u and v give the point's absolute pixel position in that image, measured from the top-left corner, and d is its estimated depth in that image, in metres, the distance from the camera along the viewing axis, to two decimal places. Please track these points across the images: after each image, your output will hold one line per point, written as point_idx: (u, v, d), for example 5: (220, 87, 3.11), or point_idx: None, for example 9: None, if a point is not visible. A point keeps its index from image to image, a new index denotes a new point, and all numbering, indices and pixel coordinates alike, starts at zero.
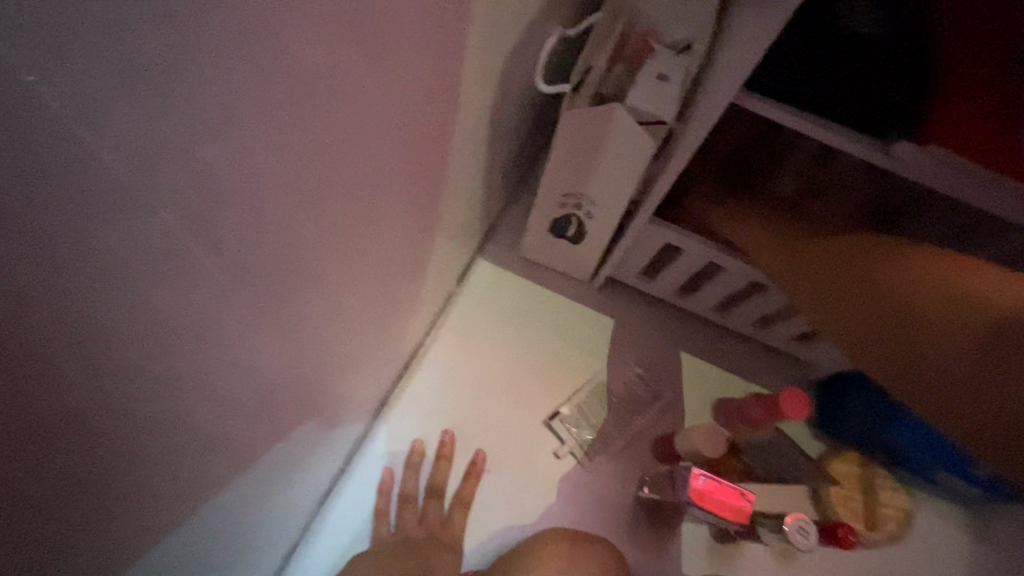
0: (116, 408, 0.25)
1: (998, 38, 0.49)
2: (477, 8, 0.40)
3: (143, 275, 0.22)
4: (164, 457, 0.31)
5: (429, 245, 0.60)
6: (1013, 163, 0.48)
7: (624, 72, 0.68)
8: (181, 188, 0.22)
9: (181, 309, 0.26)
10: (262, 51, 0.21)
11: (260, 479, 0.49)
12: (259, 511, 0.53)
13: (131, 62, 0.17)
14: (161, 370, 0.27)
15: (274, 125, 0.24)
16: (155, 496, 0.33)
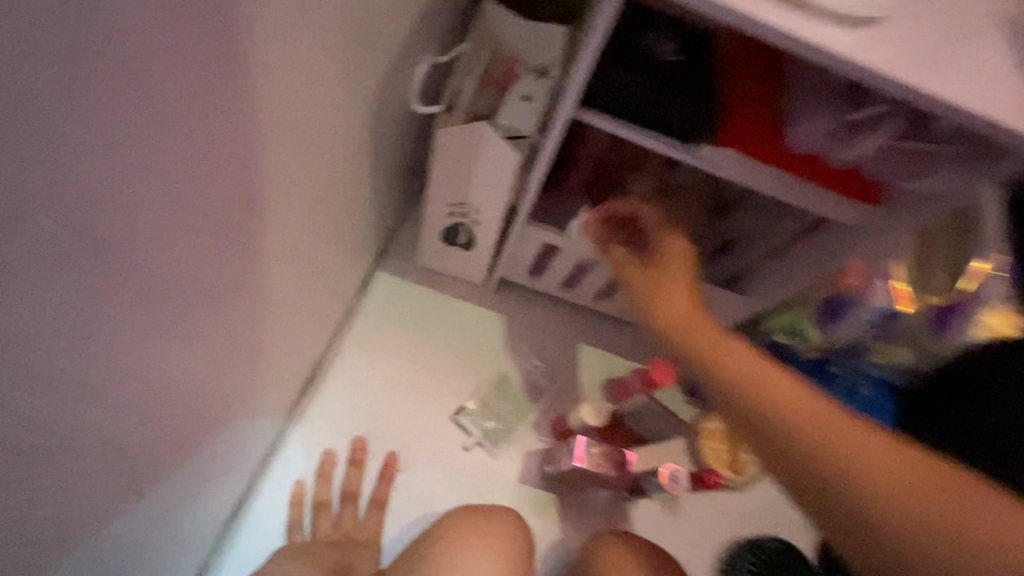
0: None
1: (769, 68, 0.60)
2: (321, 65, 0.45)
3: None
4: (44, 491, 0.35)
5: (313, 268, 0.65)
6: (789, 164, 0.58)
7: (489, 93, 0.73)
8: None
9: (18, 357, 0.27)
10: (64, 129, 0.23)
11: (163, 506, 0.54)
12: (164, 535, 0.57)
13: None
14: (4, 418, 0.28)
15: (79, 186, 0.26)
16: (33, 525, 0.36)
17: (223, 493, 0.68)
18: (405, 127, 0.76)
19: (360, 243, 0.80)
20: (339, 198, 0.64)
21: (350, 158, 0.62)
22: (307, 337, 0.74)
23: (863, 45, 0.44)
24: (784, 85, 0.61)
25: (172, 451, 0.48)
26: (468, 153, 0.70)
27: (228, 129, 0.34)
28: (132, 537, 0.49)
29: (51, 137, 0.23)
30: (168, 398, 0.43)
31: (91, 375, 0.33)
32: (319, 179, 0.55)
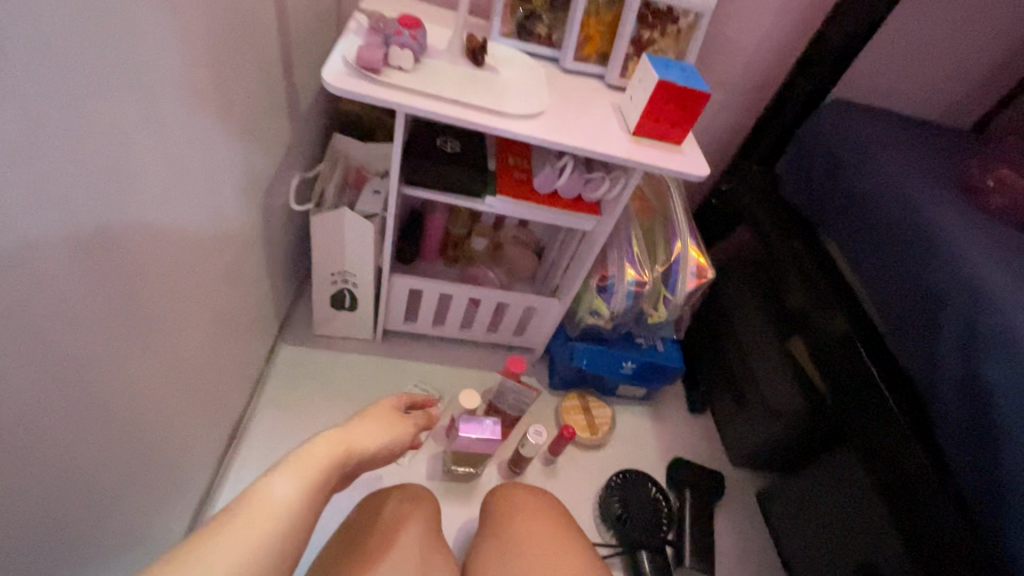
0: (25, 392, 0.46)
1: (518, 148, 0.99)
2: (222, 179, 0.73)
3: (39, 311, 0.46)
4: (52, 454, 0.51)
5: (225, 330, 0.86)
6: (542, 198, 0.94)
7: (348, 193, 1.04)
8: (52, 264, 0.46)
9: (58, 335, 0.48)
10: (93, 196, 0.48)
11: (116, 522, 0.65)
12: (116, 556, 0.67)
13: (47, 205, 0.44)
14: (48, 375, 0.48)
15: (93, 231, 0.50)
16: (43, 488, 0.51)
17: (161, 537, 0.78)
18: (287, 225, 1.03)
19: (262, 317, 1.01)
20: (241, 275, 0.88)
21: (247, 244, 0.87)
22: (226, 394, 0.92)
23: (532, 126, 0.82)
24: (529, 156, 0.99)
25: (128, 458, 0.65)
26: (335, 233, 0.98)
27: (156, 210, 0.59)
28: (98, 538, 0.63)
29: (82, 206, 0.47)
30: (128, 405, 0.61)
31: (88, 364, 0.53)
32: (223, 256, 0.79)
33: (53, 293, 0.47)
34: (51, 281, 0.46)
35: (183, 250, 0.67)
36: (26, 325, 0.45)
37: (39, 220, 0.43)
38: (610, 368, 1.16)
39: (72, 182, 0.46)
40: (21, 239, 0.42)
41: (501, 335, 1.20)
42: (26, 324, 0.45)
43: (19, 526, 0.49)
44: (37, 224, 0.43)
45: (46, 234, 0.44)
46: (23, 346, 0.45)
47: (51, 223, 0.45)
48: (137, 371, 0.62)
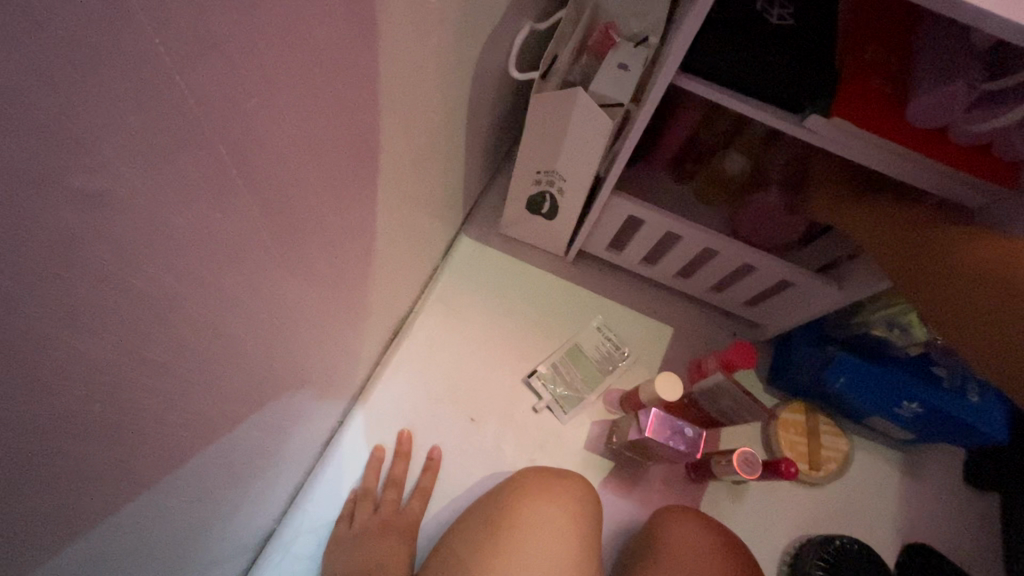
0: (135, 336, 0.30)
1: (897, 32, 0.56)
2: (435, 18, 0.48)
3: (160, 223, 0.28)
4: (176, 400, 0.37)
5: (406, 221, 0.68)
6: (915, 136, 0.53)
7: (589, 62, 0.74)
8: (175, 150, 0.26)
9: (190, 254, 0.31)
10: (236, 32, 0.26)
11: (257, 441, 0.55)
12: (259, 466, 0.59)
13: (157, 46, 0.23)
14: (170, 312, 0.32)
15: (245, 93, 0.29)
16: (169, 436, 0.39)
17: (309, 437, 0.70)
18: (498, 93, 0.78)
19: (447, 205, 0.83)
20: (435, 156, 0.66)
21: (448, 116, 0.64)
22: (397, 293, 0.79)
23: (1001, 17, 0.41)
24: (913, 47, 0.56)
25: (282, 375, 0.53)
26: (559, 119, 0.70)
27: (350, 74, 0.38)
28: (247, 455, 0.55)
29: (218, 50, 0.26)
30: (283, 326, 0.48)
31: (235, 290, 0.37)
32: (417, 137, 0.58)
33: (184, 209, 0.29)
34: (179, 185, 0.27)
35: (374, 126, 0.46)
36: (129, 251, 0.27)
37: (144, 76, 0.23)
38: (877, 400, 0.79)
39: (219, 22, 0.25)
40: (124, 123, 0.23)
41: (728, 299, 0.89)
42: (129, 249, 0.27)
43: (144, 476, 0.38)
44: (143, 85, 0.23)
45: (160, 98, 0.24)
46: (126, 279, 0.28)
47: (168, 79, 0.24)
48: (297, 287, 0.46)
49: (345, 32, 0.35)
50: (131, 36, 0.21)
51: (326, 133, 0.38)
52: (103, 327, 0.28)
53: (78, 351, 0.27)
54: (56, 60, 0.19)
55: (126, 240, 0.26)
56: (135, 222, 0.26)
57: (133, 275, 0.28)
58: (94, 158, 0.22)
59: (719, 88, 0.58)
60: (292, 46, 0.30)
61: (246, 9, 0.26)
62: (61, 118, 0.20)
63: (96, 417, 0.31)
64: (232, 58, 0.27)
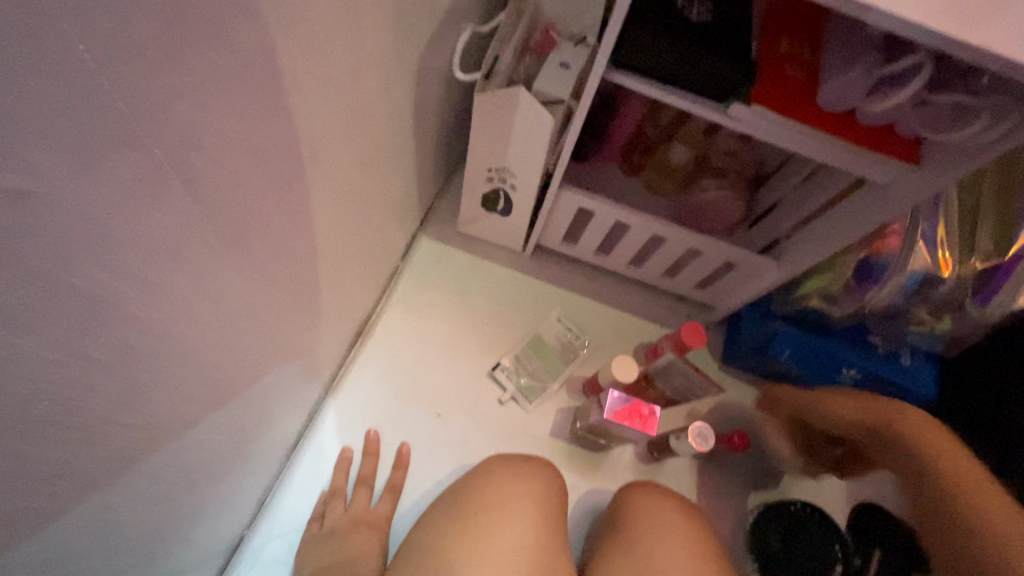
0: (75, 335, 0.31)
1: (806, 24, 0.61)
2: (369, 24, 0.50)
3: (93, 221, 0.28)
4: (125, 399, 0.38)
5: (358, 223, 0.69)
6: (826, 119, 0.58)
7: (530, 61, 0.77)
8: (101, 150, 0.27)
9: (128, 253, 0.32)
10: (158, 38, 0.27)
11: (216, 444, 0.55)
12: (222, 472, 0.59)
13: (77, 50, 0.24)
14: (112, 312, 0.33)
15: (173, 96, 0.30)
16: (120, 438, 0.39)
17: (273, 442, 0.71)
18: (446, 94, 0.80)
19: (402, 206, 0.84)
20: (382, 157, 0.68)
21: (393, 117, 0.66)
22: (356, 295, 0.80)
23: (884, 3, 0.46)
24: (822, 37, 0.61)
25: (237, 377, 0.53)
26: (504, 117, 0.73)
27: (282, 77, 0.39)
28: (208, 459, 0.55)
29: (140, 55, 0.27)
30: (235, 326, 0.48)
31: (180, 288, 0.38)
32: (361, 138, 0.59)
33: (118, 205, 0.30)
34: (111, 180, 0.28)
35: (314, 128, 0.47)
36: (63, 250, 0.28)
37: (64, 81, 0.24)
38: (819, 369, 0.83)
39: (140, 28, 0.26)
40: (45, 121, 0.24)
41: (678, 284, 0.93)
42: (63, 248, 0.28)
43: (95, 475, 0.39)
44: (63, 89, 0.24)
45: (82, 100, 0.25)
46: (63, 277, 0.28)
47: (89, 83, 0.25)
48: (247, 286, 0.47)
49: (273, 33, 0.36)
50: (47, 37, 0.22)
51: (263, 134, 0.40)
52: (42, 325, 0.29)
53: (17, 348, 0.28)
54: None
55: (58, 238, 0.27)
56: (65, 217, 0.27)
57: (68, 273, 0.28)
58: (14, 155, 0.23)
59: (647, 80, 0.62)
60: (218, 50, 0.32)
61: (167, 16, 0.27)
62: None
63: (41, 416, 0.31)
64: (156, 62, 0.28)
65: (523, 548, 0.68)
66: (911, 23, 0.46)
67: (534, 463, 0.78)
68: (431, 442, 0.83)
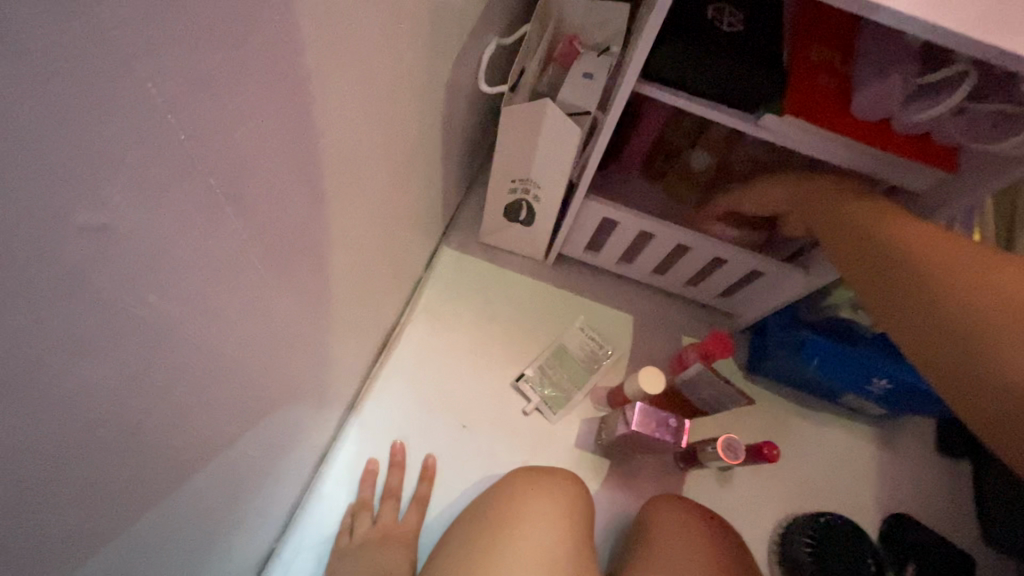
0: (136, 365, 0.32)
1: (839, 33, 0.61)
2: (405, 44, 0.51)
3: (158, 255, 0.29)
4: (176, 423, 0.38)
5: (387, 237, 0.69)
6: (861, 128, 0.57)
7: (555, 72, 0.77)
8: (166, 185, 0.28)
9: (185, 282, 0.32)
10: (220, 72, 0.28)
11: (253, 460, 0.56)
12: (256, 487, 0.60)
13: (149, 90, 0.24)
14: (169, 340, 0.33)
15: (230, 127, 0.30)
16: (170, 460, 0.40)
17: (302, 455, 0.71)
18: (470, 107, 0.80)
19: (427, 217, 0.85)
20: (411, 171, 0.68)
21: (422, 131, 0.66)
22: (383, 308, 0.80)
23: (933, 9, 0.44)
24: (854, 46, 0.60)
25: (275, 393, 0.54)
26: (530, 129, 0.73)
27: (326, 101, 0.40)
28: (244, 476, 0.55)
29: (204, 91, 0.27)
30: (275, 345, 0.49)
31: (230, 312, 0.38)
32: (393, 153, 0.59)
33: (174, 235, 0.30)
34: (170, 213, 0.29)
35: (352, 149, 0.48)
36: (129, 284, 0.28)
37: (138, 121, 0.24)
38: (849, 379, 0.83)
39: (204, 64, 0.27)
40: (114, 158, 0.24)
41: (703, 292, 0.93)
42: (129, 283, 0.28)
43: (144, 498, 0.39)
44: (137, 129, 0.25)
45: (153, 138, 0.26)
46: (128, 310, 0.29)
47: (160, 122, 0.26)
48: (287, 304, 0.47)
49: (320, 58, 0.36)
50: (116, 74, 0.22)
51: (307, 157, 0.40)
52: (108, 356, 0.29)
53: (85, 380, 0.28)
54: (54, 112, 0.21)
55: (126, 272, 0.28)
56: (127, 249, 0.27)
57: (134, 305, 0.29)
58: (92, 193, 0.24)
59: (677, 92, 0.61)
60: (271, 79, 0.32)
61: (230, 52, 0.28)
62: (61, 162, 0.22)
63: (102, 443, 0.32)
64: (218, 97, 0.29)
65: (553, 562, 0.68)
66: (954, 34, 0.46)
67: (561, 478, 0.77)
68: (457, 453, 0.83)
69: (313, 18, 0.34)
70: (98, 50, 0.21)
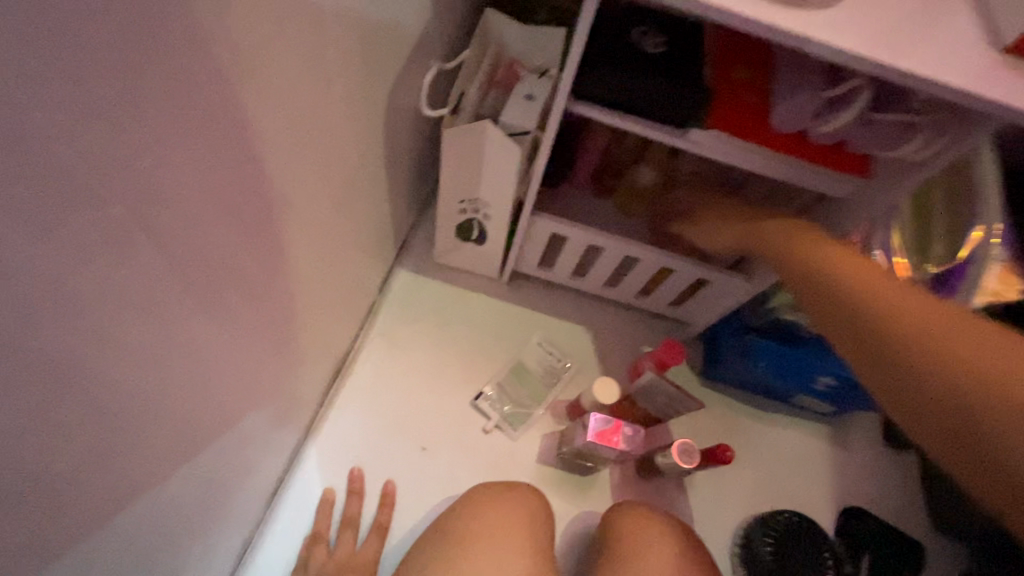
0: (44, 407, 0.31)
1: (756, 52, 0.65)
2: (336, 73, 0.51)
3: (60, 292, 0.29)
4: (97, 464, 0.37)
5: (334, 263, 0.69)
6: (780, 140, 0.61)
7: (496, 95, 0.79)
8: (67, 220, 0.28)
9: (95, 318, 0.32)
10: (122, 107, 0.28)
11: (195, 497, 0.54)
12: (201, 525, 0.58)
13: (40, 128, 0.24)
14: (82, 378, 0.33)
15: (139, 158, 0.31)
16: (92, 503, 0.38)
17: (252, 489, 0.69)
18: (415, 130, 0.81)
19: (377, 241, 0.85)
20: (355, 196, 0.69)
21: (364, 155, 0.67)
22: (335, 333, 0.80)
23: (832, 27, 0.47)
24: (770, 64, 0.64)
25: (214, 425, 0.52)
26: (473, 150, 0.74)
27: (249, 129, 0.40)
28: (185, 515, 0.53)
29: (103, 124, 0.28)
30: (211, 377, 0.48)
31: (153, 346, 0.38)
32: (332, 180, 0.60)
33: (78, 266, 0.29)
34: (71, 245, 0.28)
35: (284, 177, 0.48)
36: (27, 325, 0.28)
37: (25, 158, 0.24)
38: (796, 379, 0.86)
39: (100, 99, 0.27)
40: (4, 199, 0.24)
41: (655, 303, 0.95)
42: (26, 323, 0.28)
43: (62, 545, 0.37)
44: (23, 166, 0.24)
45: (46, 174, 0.25)
46: (29, 350, 0.28)
47: (54, 160, 0.26)
48: (221, 336, 0.47)
49: (236, 88, 0.37)
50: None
51: (231, 186, 0.40)
52: (10, 400, 0.28)
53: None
54: None
55: (23, 311, 0.27)
56: (29, 282, 0.27)
57: (35, 344, 0.29)
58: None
59: (609, 111, 0.64)
60: (181, 111, 0.32)
61: (131, 87, 0.28)
62: None
63: (12, 489, 0.31)
64: (120, 131, 0.29)
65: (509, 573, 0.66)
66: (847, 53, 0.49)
67: (520, 493, 0.76)
68: (417, 477, 0.82)
69: (225, 50, 0.34)
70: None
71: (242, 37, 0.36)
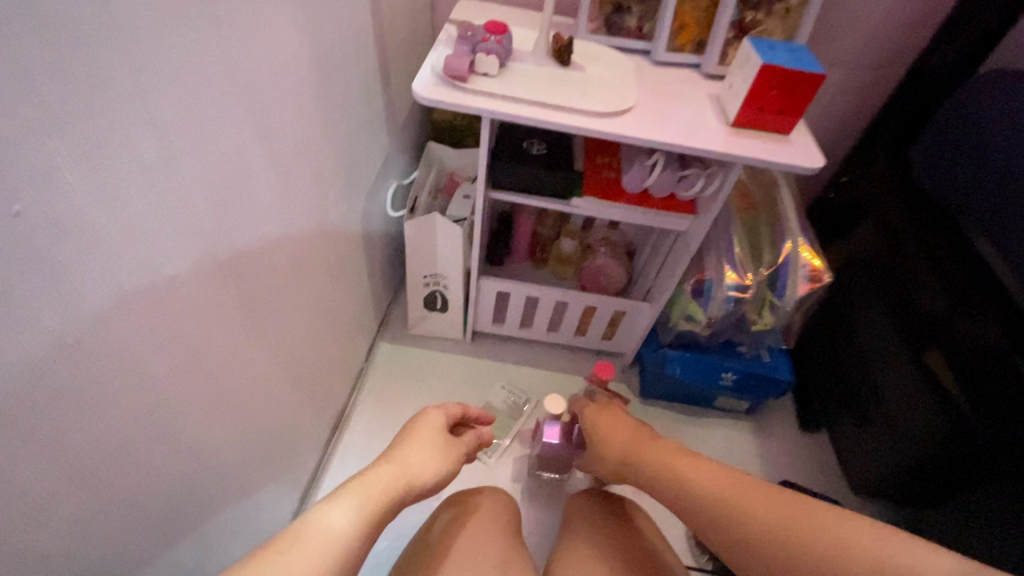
0: (170, 386, 0.52)
1: (608, 146, 0.97)
2: (329, 190, 0.79)
3: (184, 310, 0.51)
4: (187, 441, 0.56)
5: (330, 328, 0.92)
6: (630, 196, 0.90)
7: (441, 197, 1.09)
8: (190, 268, 0.51)
9: (197, 331, 0.54)
10: (218, 211, 0.54)
11: (233, 507, 0.70)
12: (235, 538, 0.73)
13: (187, 216, 0.49)
14: (188, 371, 0.54)
15: (221, 236, 0.55)
16: (180, 473, 0.56)
17: (270, 522, 0.83)
18: (384, 231, 1.09)
19: (362, 317, 1.08)
20: (345, 277, 0.94)
21: (348, 248, 0.93)
22: (333, 390, 0.99)
23: (630, 121, 0.78)
24: (620, 152, 0.96)
25: (250, 441, 0.71)
26: (427, 237, 1.02)
27: (275, 221, 0.65)
28: (227, 518, 0.69)
29: (209, 217, 0.52)
30: (249, 396, 0.68)
31: (221, 358, 0.59)
32: (328, 263, 0.85)
33: (193, 296, 0.52)
34: (190, 282, 0.52)
35: (296, 256, 0.73)
36: (168, 327, 0.50)
37: (178, 232, 0.49)
38: (706, 380, 1.08)
39: (208, 203, 0.52)
40: (167, 252, 0.48)
41: (589, 339, 1.18)
42: (167, 327, 0.50)
43: (164, 501, 0.55)
44: (177, 235, 0.48)
45: (185, 241, 0.50)
46: (168, 343, 0.50)
47: (188, 235, 0.50)
48: (257, 363, 0.68)
49: (268, 197, 0.63)
50: (172, 207, 0.47)
51: (264, 255, 0.64)
52: (158, 374, 0.49)
53: (147, 386, 0.48)
54: (146, 225, 0.44)
55: (169, 319, 0.50)
56: (173, 304, 0.50)
57: (171, 340, 0.50)
58: (158, 269, 0.47)
59: (517, 194, 0.93)
60: (240, 208, 0.57)
61: (221, 198, 0.54)
62: (149, 251, 0.45)
63: (150, 440, 0.50)
64: (215, 221, 0.53)
65: (492, 538, 0.79)
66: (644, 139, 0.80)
67: (490, 491, 0.90)
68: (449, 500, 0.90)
69: (263, 175, 0.60)
70: (167, 199, 0.46)
71: (272, 169, 0.62)
